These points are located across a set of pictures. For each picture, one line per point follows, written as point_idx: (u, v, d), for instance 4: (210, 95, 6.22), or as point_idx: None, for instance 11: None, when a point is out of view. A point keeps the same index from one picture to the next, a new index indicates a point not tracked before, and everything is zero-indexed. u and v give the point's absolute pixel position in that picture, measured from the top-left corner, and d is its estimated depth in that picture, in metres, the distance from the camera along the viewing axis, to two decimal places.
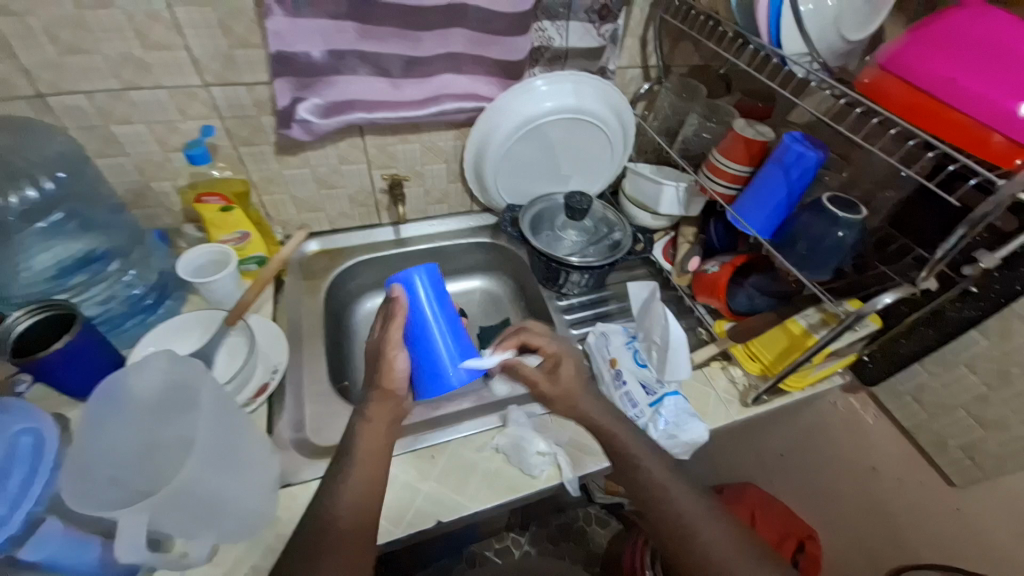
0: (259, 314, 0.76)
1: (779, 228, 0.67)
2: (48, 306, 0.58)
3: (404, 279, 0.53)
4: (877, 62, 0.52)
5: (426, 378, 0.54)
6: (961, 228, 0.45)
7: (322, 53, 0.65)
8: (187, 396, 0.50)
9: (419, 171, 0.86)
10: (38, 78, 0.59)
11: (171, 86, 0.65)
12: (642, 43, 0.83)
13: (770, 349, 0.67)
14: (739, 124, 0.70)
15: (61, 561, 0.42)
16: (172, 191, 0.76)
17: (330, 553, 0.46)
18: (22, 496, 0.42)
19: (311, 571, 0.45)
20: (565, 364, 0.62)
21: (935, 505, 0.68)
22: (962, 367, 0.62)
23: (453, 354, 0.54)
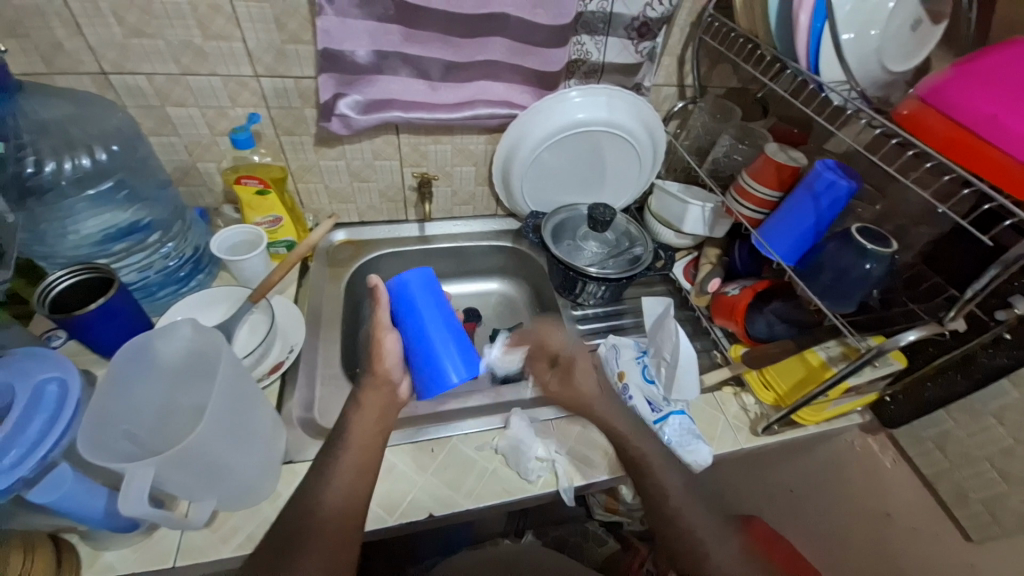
0: (283, 295, 0.79)
1: (803, 255, 0.65)
2: (87, 268, 0.61)
3: (400, 280, 0.54)
4: (917, 94, 0.50)
5: (425, 374, 0.54)
6: (994, 266, 0.44)
7: (367, 53, 0.68)
8: (207, 364, 0.52)
9: (449, 171, 0.88)
10: (105, 57, 0.64)
11: (225, 74, 0.69)
12: (680, 62, 0.83)
13: (785, 378, 0.66)
14: (772, 148, 0.69)
15: (68, 505, 0.44)
16: (215, 172, 0.80)
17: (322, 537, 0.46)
18: (40, 441, 0.45)
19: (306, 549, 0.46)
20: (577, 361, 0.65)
21: (949, 561, 0.65)
22: (990, 418, 0.60)
23: (451, 346, 0.54)
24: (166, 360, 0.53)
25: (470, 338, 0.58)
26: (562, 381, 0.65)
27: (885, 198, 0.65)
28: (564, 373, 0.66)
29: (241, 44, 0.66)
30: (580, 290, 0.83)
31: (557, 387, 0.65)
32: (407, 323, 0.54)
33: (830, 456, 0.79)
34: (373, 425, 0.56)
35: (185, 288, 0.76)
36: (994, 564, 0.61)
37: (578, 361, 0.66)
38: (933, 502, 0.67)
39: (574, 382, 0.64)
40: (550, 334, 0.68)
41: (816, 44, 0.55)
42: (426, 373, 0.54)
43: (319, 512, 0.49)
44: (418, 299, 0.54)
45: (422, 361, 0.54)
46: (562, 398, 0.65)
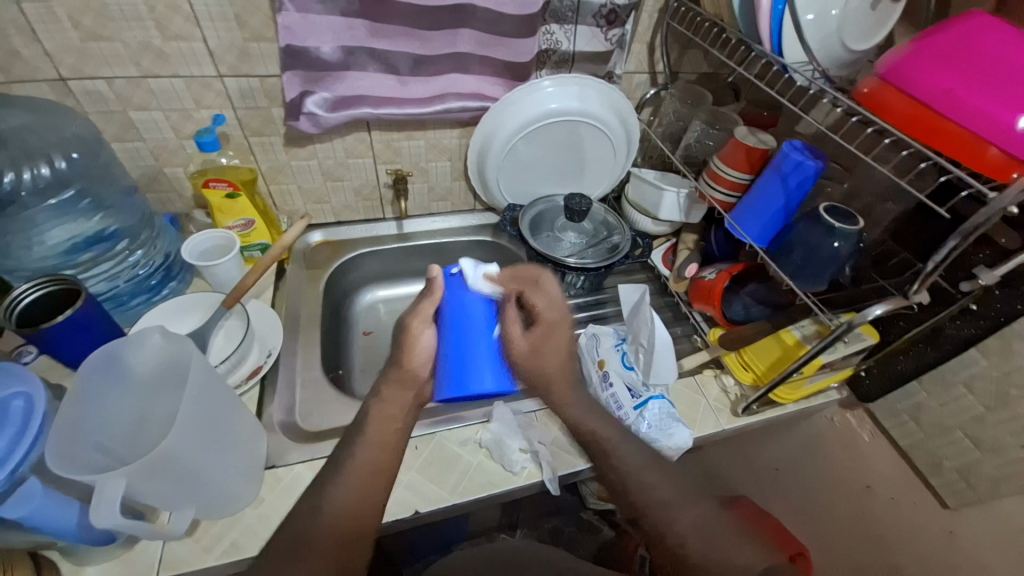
0: (259, 299, 0.78)
1: (776, 236, 0.66)
2: (52, 280, 0.60)
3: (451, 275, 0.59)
4: (877, 72, 0.51)
5: (449, 373, 0.56)
6: (954, 238, 0.45)
7: (332, 49, 0.67)
8: (179, 371, 0.52)
9: (424, 167, 0.88)
10: (61, 63, 0.62)
11: (187, 75, 0.67)
12: (650, 49, 0.83)
13: (762, 358, 0.67)
14: (741, 132, 0.70)
15: (40, 520, 0.43)
16: (184, 177, 0.78)
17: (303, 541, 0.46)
18: (8, 457, 0.44)
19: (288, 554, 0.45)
20: (559, 331, 0.58)
21: (927, 529, 0.67)
22: (961, 388, 0.61)
23: (488, 355, 0.56)
24: (138, 370, 0.52)
25: (476, 280, 0.57)
26: (545, 337, 0.57)
27: (853, 177, 0.66)
28: (537, 342, 0.57)
29: (202, 44, 0.65)
30: (560, 281, 0.83)
31: (528, 360, 0.57)
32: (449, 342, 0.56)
33: (810, 435, 0.82)
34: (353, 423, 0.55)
35: (158, 296, 0.75)
36: (968, 528, 0.63)
37: (556, 326, 0.57)
38: (910, 472, 0.69)
39: (546, 355, 0.57)
40: (536, 290, 0.58)
41: (779, 27, 0.55)
42: (451, 369, 0.56)
43: (298, 515, 0.48)
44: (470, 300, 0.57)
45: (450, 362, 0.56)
46: (524, 361, 0.57)
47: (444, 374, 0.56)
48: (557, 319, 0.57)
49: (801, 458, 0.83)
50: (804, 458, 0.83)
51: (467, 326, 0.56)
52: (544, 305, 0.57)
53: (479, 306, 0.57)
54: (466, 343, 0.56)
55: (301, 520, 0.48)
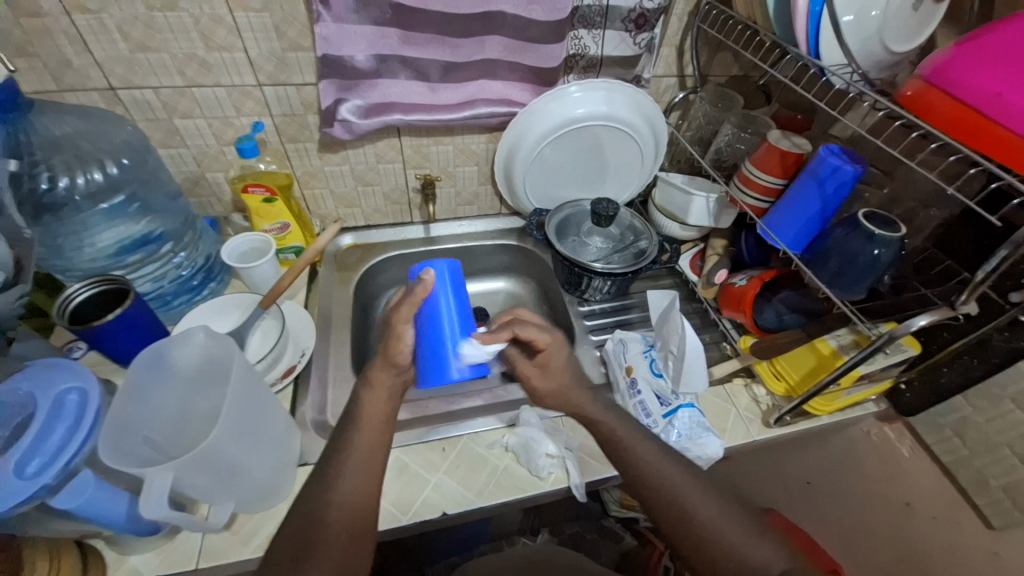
0: (292, 301, 0.81)
1: (810, 243, 0.65)
2: (104, 280, 0.63)
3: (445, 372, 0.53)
4: (922, 74, 0.50)
5: (427, 362, 0.54)
6: (1004, 249, 0.43)
7: (366, 57, 0.68)
8: (221, 369, 0.54)
9: (452, 172, 0.89)
10: (111, 72, 0.66)
11: (229, 84, 0.70)
12: (679, 53, 0.82)
13: (796, 369, 0.65)
14: (775, 135, 0.68)
15: (91, 510, 0.46)
16: (223, 181, 0.82)
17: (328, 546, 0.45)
18: (63, 449, 0.46)
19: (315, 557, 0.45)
20: (554, 357, 0.64)
21: (971, 550, 0.63)
22: (1009, 403, 0.58)
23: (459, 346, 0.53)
24: (182, 367, 0.55)
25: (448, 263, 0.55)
26: (543, 371, 0.65)
27: (893, 181, 0.63)
28: (543, 365, 0.65)
29: (243, 54, 0.68)
30: (586, 285, 0.83)
31: (539, 379, 0.65)
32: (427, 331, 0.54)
33: (845, 447, 0.79)
34: (366, 405, 0.56)
35: (198, 296, 0.78)
36: (1014, 550, 0.59)
37: (554, 351, 0.64)
38: (952, 490, 0.66)
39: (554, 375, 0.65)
40: (522, 314, 0.64)
41: (816, 28, 0.54)
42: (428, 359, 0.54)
43: (326, 520, 0.47)
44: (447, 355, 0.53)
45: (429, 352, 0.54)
46: (544, 393, 0.65)
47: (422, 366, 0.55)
48: (547, 343, 0.63)
49: (836, 471, 0.80)
50: (838, 471, 0.80)
51: (442, 332, 0.53)
52: (536, 335, 0.62)
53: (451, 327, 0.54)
54: (437, 336, 0.54)
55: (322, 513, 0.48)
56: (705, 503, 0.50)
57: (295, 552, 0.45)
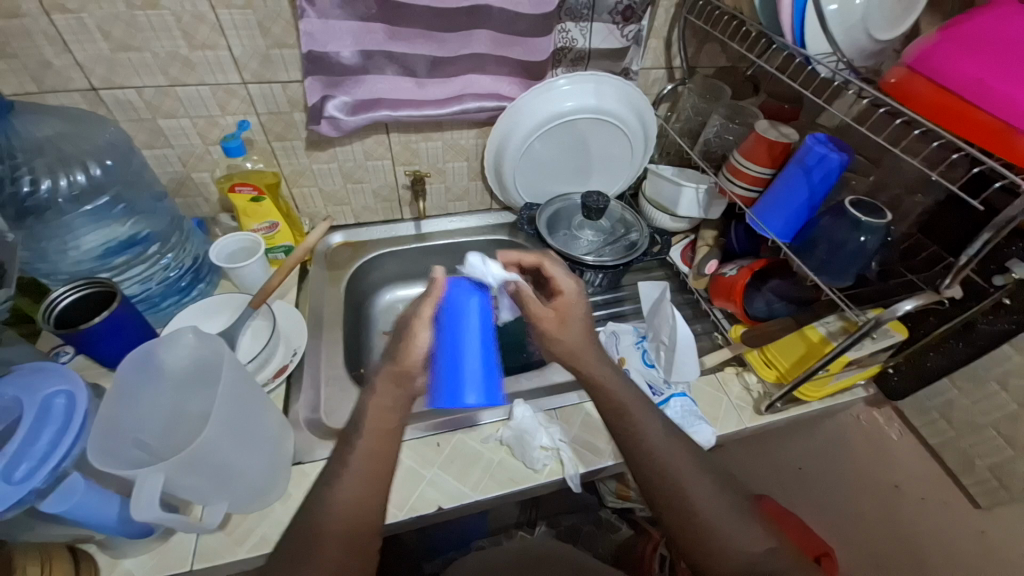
0: (283, 300, 0.80)
1: (799, 231, 0.65)
2: (90, 284, 0.63)
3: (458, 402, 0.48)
4: (905, 61, 0.50)
5: (441, 384, 0.49)
6: (986, 232, 0.44)
7: (352, 53, 0.68)
8: (212, 370, 0.54)
9: (441, 168, 0.89)
10: (93, 72, 0.65)
11: (213, 83, 0.69)
12: (667, 45, 0.82)
13: (787, 356, 0.66)
14: (762, 125, 0.69)
15: (84, 513, 0.45)
16: (210, 181, 0.81)
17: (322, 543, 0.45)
18: (50, 453, 0.46)
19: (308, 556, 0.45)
20: (576, 314, 0.57)
21: (959, 529, 0.65)
22: (994, 384, 0.59)
23: (479, 374, 0.49)
24: (171, 369, 0.54)
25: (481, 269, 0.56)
26: (561, 323, 0.56)
27: (879, 169, 0.64)
28: (560, 318, 0.57)
29: (226, 52, 0.67)
30: (578, 279, 0.83)
31: (554, 329, 0.56)
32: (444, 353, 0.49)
33: (835, 434, 0.80)
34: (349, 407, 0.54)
35: (187, 297, 0.77)
36: (1002, 528, 0.61)
37: (571, 302, 0.58)
38: (940, 471, 0.67)
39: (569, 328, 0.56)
40: (549, 265, 0.59)
41: (801, 18, 0.54)
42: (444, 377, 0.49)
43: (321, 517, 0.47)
44: (467, 375, 0.48)
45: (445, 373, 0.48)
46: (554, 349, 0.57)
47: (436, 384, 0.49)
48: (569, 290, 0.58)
49: (828, 457, 0.81)
50: (831, 457, 0.80)
51: (464, 350, 0.49)
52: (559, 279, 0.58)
53: (475, 340, 0.50)
54: (460, 356, 0.49)
55: (314, 512, 0.47)
56: (700, 493, 0.50)
57: (294, 550, 0.45)
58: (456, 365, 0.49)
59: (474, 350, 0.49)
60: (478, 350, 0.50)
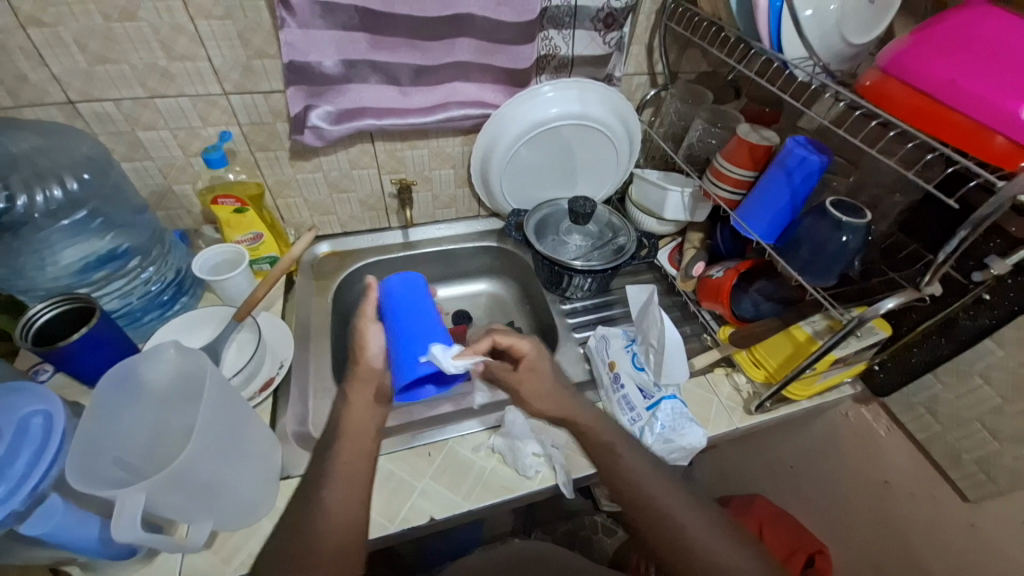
0: (269, 312, 0.79)
1: (782, 232, 0.66)
2: (69, 300, 0.61)
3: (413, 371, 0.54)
4: (879, 65, 0.51)
5: (398, 356, 0.56)
6: (963, 229, 0.45)
7: (334, 63, 0.67)
8: (194, 384, 0.53)
9: (428, 175, 0.88)
10: (70, 86, 0.64)
11: (193, 94, 0.68)
12: (649, 51, 0.83)
13: (774, 355, 0.67)
14: (744, 129, 0.70)
15: (62, 537, 0.44)
16: (192, 193, 0.80)
17: None
18: (27, 475, 0.44)
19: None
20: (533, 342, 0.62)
21: (949, 523, 0.65)
22: (977, 378, 0.60)
23: (426, 342, 0.56)
24: (153, 385, 0.53)
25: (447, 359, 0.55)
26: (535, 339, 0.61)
27: (858, 170, 0.65)
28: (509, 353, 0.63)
29: (207, 62, 0.66)
30: (567, 284, 0.84)
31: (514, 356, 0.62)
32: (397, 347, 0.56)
33: (825, 432, 0.81)
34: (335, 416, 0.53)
35: (169, 311, 0.76)
36: (990, 521, 0.61)
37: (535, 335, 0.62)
38: (927, 466, 0.68)
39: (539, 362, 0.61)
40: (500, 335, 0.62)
41: (777, 24, 0.56)
42: (399, 353, 0.56)
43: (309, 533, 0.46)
44: (416, 346, 0.56)
45: (398, 347, 0.56)
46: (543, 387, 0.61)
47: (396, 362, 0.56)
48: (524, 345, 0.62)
49: (818, 455, 0.82)
50: (821, 454, 0.82)
51: (408, 327, 0.57)
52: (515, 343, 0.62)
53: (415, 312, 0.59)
54: (405, 327, 0.57)
55: (304, 525, 0.47)
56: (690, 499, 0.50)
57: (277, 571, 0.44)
58: (409, 335, 0.57)
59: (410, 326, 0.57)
60: (415, 324, 0.58)
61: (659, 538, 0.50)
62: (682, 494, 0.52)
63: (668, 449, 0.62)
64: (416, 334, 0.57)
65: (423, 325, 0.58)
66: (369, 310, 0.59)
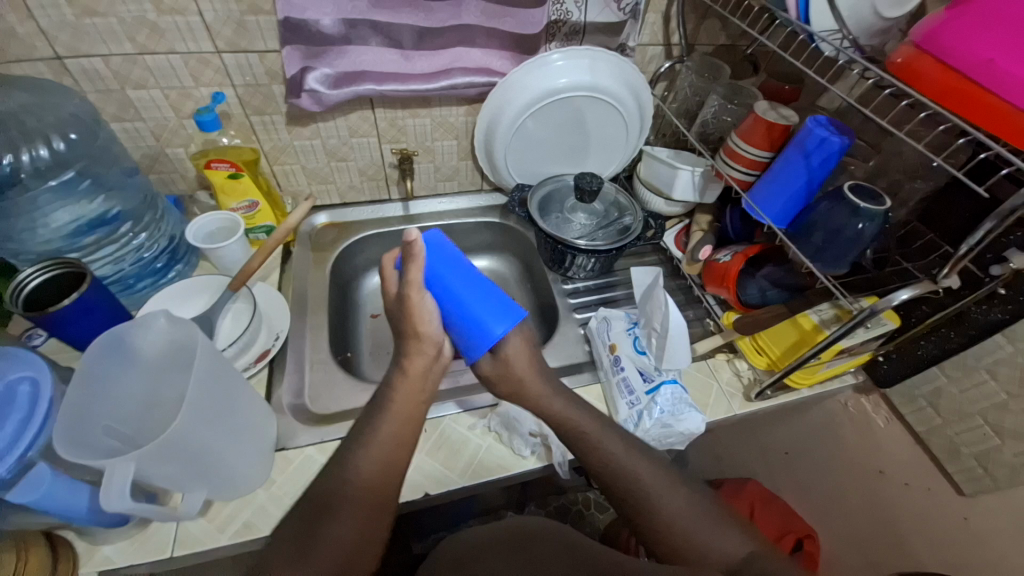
0: (266, 282, 0.78)
1: (796, 217, 0.64)
2: (59, 264, 0.60)
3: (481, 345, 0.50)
4: (912, 40, 0.48)
5: (467, 335, 0.51)
6: (989, 221, 0.43)
7: (333, 22, 0.64)
8: (186, 355, 0.52)
9: (430, 146, 0.85)
10: (56, 40, 0.60)
11: (184, 52, 0.65)
12: (665, 20, 0.79)
13: (779, 343, 0.65)
14: (762, 106, 0.66)
15: (53, 504, 0.43)
16: (185, 157, 0.77)
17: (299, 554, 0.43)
18: (17, 441, 0.44)
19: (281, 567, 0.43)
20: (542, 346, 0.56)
21: (942, 516, 0.65)
22: (983, 373, 0.59)
23: (490, 309, 0.50)
24: (145, 354, 0.52)
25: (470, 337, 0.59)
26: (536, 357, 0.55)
27: (878, 154, 0.63)
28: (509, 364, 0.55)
29: (198, 17, 0.62)
30: (569, 263, 0.82)
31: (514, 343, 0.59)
32: (448, 305, 0.51)
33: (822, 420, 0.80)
34: None
35: (163, 278, 0.75)
36: (983, 514, 0.61)
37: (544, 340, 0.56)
38: (924, 457, 0.68)
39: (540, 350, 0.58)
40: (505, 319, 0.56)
41: None
42: (464, 330, 0.51)
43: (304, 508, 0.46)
44: (477, 312, 0.50)
45: (460, 322, 0.51)
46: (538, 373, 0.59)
47: (462, 337, 0.52)
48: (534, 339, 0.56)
49: (812, 442, 0.81)
50: (815, 442, 0.81)
51: (457, 296, 0.50)
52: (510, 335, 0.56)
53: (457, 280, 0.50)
54: (460, 301, 0.50)
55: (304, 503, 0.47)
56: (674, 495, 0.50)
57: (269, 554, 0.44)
58: (465, 304, 0.50)
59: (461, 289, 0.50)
60: (467, 285, 0.50)
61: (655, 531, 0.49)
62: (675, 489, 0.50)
63: (666, 433, 0.62)
64: (462, 292, 0.50)
65: (472, 291, 0.50)
66: (413, 276, 0.50)
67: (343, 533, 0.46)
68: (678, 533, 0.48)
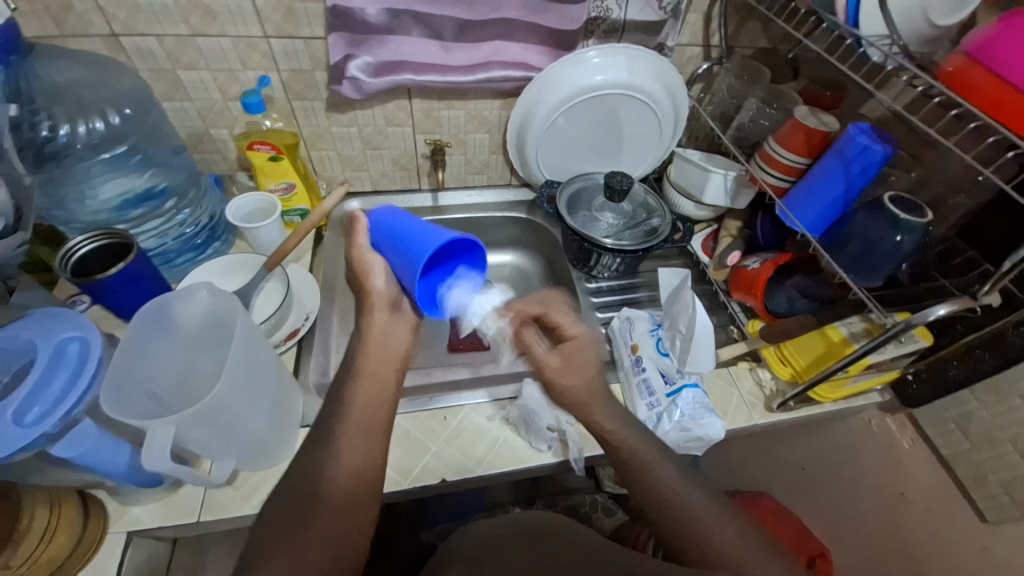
0: (297, 263, 0.80)
1: (831, 226, 0.62)
2: (109, 235, 0.63)
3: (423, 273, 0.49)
4: (963, 49, 0.46)
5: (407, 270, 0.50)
6: None
7: (377, 11, 0.65)
8: (223, 327, 0.54)
9: (462, 138, 0.86)
10: (114, 18, 0.63)
11: (234, 35, 0.67)
12: (707, 21, 0.78)
13: (804, 354, 0.64)
14: (802, 112, 0.65)
15: (92, 459, 0.46)
16: (228, 138, 0.80)
17: (316, 525, 0.45)
18: (64, 397, 0.44)
19: (303, 535, 0.44)
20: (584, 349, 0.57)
21: (961, 542, 0.64)
22: (1017, 399, 0.57)
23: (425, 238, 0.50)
24: (185, 324, 0.54)
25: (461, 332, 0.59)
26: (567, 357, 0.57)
27: (922, 166, 0.61)
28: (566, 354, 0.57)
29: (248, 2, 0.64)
30: (594, 261, 0.82)
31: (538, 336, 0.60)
32: (390, 248, 0.52)
33: (843, 437, 0.78)
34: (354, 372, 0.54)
35: (202, 255, 0.77)
36: (1005, 544, 0.59)
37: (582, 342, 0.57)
38: (948, 481, 0.66)
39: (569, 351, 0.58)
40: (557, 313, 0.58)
41: None
42: (405, 265, 0.50)
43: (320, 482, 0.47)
44: (414, 242, 0.50)
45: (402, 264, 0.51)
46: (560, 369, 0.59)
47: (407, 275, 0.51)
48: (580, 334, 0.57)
49: (834, 458, 0.79)
50: (837, 458, 0.79)
51: (397, 239, 0.51)
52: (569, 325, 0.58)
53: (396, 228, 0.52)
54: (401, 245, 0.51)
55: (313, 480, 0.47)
56: (689, 492, 0.50)
57: (297, 515, 0.45)
58: (404, 244, 0.51)
59: (399, 231, 0.52)
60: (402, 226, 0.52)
61: (669, 528, 0.49)
62: (691, 486, 0.51)
63: (684, 437, 0.62)
64: (405, 237, 0.51)
65: (406, 233, 0.51)
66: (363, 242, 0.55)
67: (359, 521, 0.47)
68: (689, 534, 0.48)
